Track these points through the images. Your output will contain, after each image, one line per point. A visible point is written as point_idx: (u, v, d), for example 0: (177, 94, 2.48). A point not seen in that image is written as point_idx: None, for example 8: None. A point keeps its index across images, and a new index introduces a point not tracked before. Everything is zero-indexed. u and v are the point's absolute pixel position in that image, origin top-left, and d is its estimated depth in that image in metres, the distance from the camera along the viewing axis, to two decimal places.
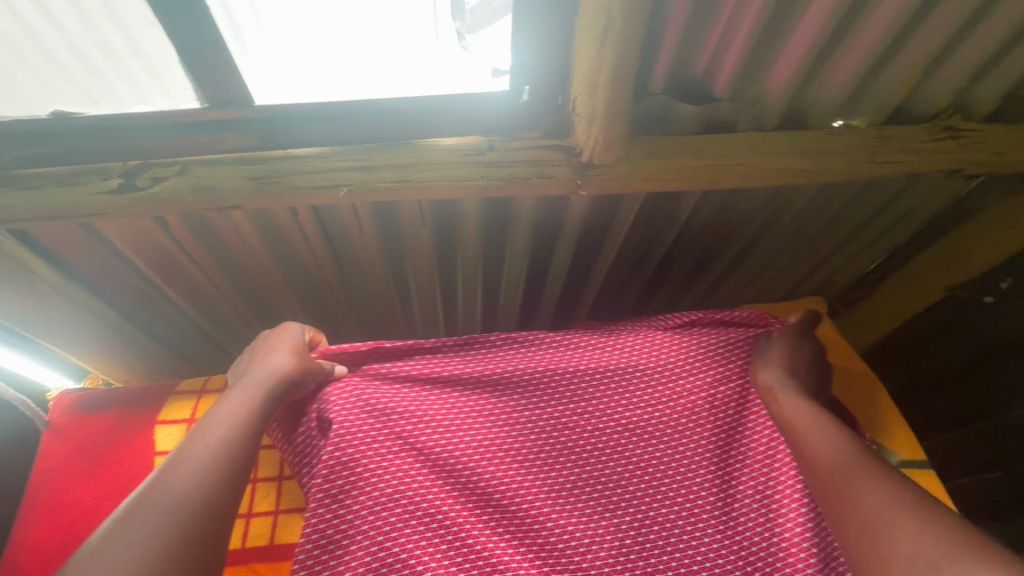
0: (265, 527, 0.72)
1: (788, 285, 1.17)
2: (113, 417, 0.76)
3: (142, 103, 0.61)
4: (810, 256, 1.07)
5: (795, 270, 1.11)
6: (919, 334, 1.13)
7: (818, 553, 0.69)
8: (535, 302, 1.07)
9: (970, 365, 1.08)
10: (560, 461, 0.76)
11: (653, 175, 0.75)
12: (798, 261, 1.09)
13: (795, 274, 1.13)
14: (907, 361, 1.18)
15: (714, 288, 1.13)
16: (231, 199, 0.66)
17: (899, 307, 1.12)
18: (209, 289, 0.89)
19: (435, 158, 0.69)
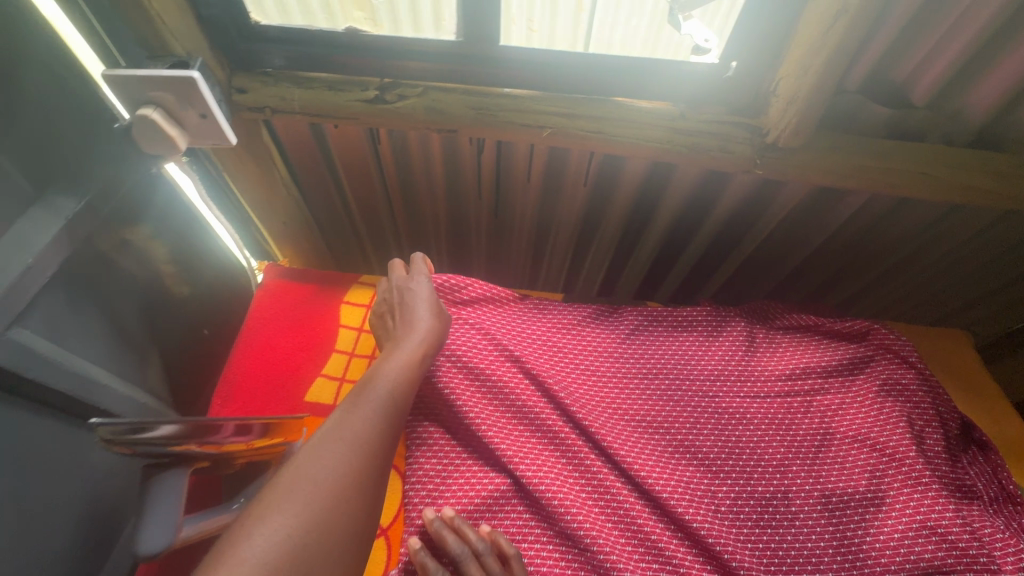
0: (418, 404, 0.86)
1: (929, 317, 1.12)
2: (311, 288, 0.92)
3: (412, 32, 0.74)
4: (965, 291, 1.02)
5: (942, 303, 1.07)
6: None
7: (918, 559, 0.69)
8: (659, 282, 1.13)
9: None
10: (663, 422, 0.83)
11: (829, 169, 0.78)
12: (949, 294, 1.04)
13: (941, 307, 1.08)
14: None
15: (847, 302, 1.12)
16: (454, 123, 0.78)
17: None
18: (388, 204, 1.03)
19: (628, 117, 0.77)
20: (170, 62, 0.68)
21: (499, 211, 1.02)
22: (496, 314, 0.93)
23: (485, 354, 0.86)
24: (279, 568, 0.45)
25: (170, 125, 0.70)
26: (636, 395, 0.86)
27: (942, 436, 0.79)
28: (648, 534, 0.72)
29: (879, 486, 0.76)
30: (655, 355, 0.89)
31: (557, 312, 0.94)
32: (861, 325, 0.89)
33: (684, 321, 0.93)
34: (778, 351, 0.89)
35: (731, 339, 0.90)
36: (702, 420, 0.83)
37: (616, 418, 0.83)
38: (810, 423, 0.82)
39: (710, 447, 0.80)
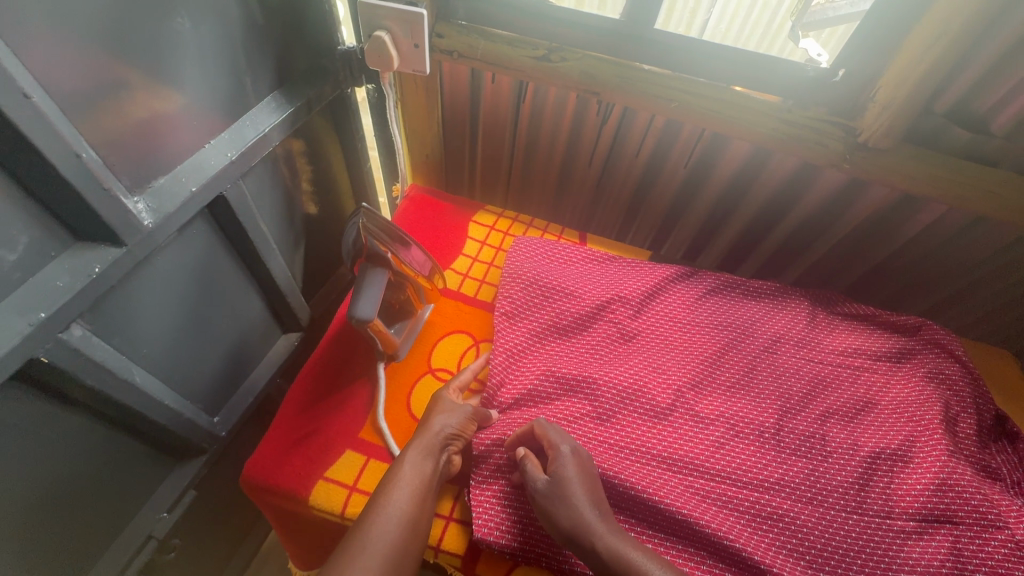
0: None
1: (989, 341, 1.20)
2: (449, 207, 1.12)
3: (586, 8, 0.94)
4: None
5: (1003, 328, 1.15)
6: None
7: (933, 508, 0.79)
8: (738, 258, 1.29)
9: None
10: (722, 367, 0.94)
11: (908, 173, 0.92)
12: (1011, 320, 1.13)
13: (1003, 333, 1.16)
14: None
15: (910, 310, 1.23)
16: (599, 86, 0.97)
17: None
18: (515, 154, 1.23)
19: (743, 104, 0.94)
20: (405, 2, 0.91)
21: (605, 176, 1.20)
22: (585, 254, 1.05)
23: (575, 283, 0.99)
24: None
25: (392, 48, 0.92)
26: (702, 341, 0.97)
27: (976, 423, 0.89)
28: (695, 444, 0.84)
29: (910, 448, 0.85)
30: (723, 310, 1.02)
31: (640, 262, 1.07)
32: (914, 321, 1.00)
33: (755, 289, 1.05)
34: (833, 331, 1.01)
35: (791, 314, 1.02)
36: (757, 373, 0.94)
37: (680, 355, 0.95)
38: (854, 391, 0.93)
39: (762, 389, 0.92)
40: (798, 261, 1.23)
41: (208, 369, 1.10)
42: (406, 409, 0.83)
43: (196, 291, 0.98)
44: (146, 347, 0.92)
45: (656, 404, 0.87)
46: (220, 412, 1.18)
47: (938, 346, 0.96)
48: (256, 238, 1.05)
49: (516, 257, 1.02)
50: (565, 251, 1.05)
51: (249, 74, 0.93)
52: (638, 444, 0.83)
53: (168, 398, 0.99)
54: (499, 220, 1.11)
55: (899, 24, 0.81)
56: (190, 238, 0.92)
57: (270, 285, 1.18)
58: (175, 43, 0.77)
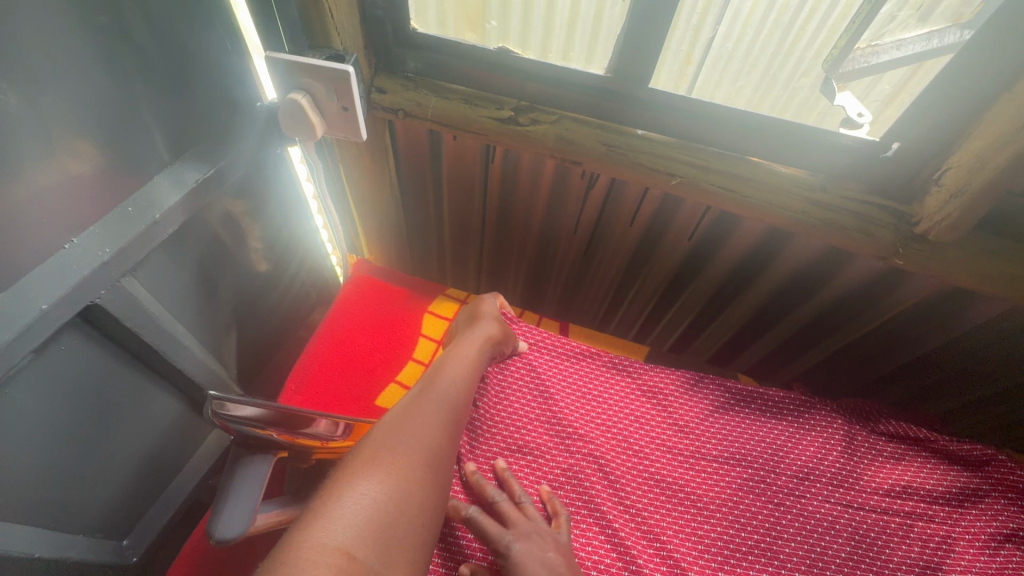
0: None
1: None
2: (402, 292, 0.92)
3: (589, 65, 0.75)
4: None
5: None
6: None
7: None
8: (745, 342, 1.08)
9: None
10: (732, 522, 0.73)
11: (979, 274, 0.71)
12: None
13: None
14: None
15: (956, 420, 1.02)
16: (581, 155, 0.77)
17: None
18: (478, 223, 1.03)
19: (761, 181, 0.74)
20: (328, 55, 0.71)
21: (589, 250, 1.00)
22: (553, 363, 0.86)
23: (545, 410, 0.80)
24: (397, 507, 0.48)
25: (313, 112, 0.72)
26: (706, 483, 0.76)
27: None
28: None
29: None
30: (735, 435, 0.81)
31: (625, 371, 0.87)
32: (979, 453, 0.79)
33: (774, 405, 0.84)
34: (876, 462, 0.80)
35: (821, 437, 0.81)
36: (779, 527, 0.72)
37: (677, 510, 0.73)
38: (907, 552, 0.72)
39: (789, 554, 0.70)
40: (823, 348, 1.01)
41: (104, 492, 0.90)
42: None
43: (78, 414, 0.78)
44: (2, 496, 0.72)
45: None
46: (131, 533, 0.99)
47: (1008, 485, 0.75)
48: (156, 340, 0.85)
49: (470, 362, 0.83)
50: (530, 356, 0.86)
51: (137, 146, 0.73)
52: None
53: (39, 547, 0.79)
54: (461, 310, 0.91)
55: (985, 88, 0.60)
56: (58, 357, 0.72)
57: (188, 382, 0.97)
58: (9, 129, 0.56)
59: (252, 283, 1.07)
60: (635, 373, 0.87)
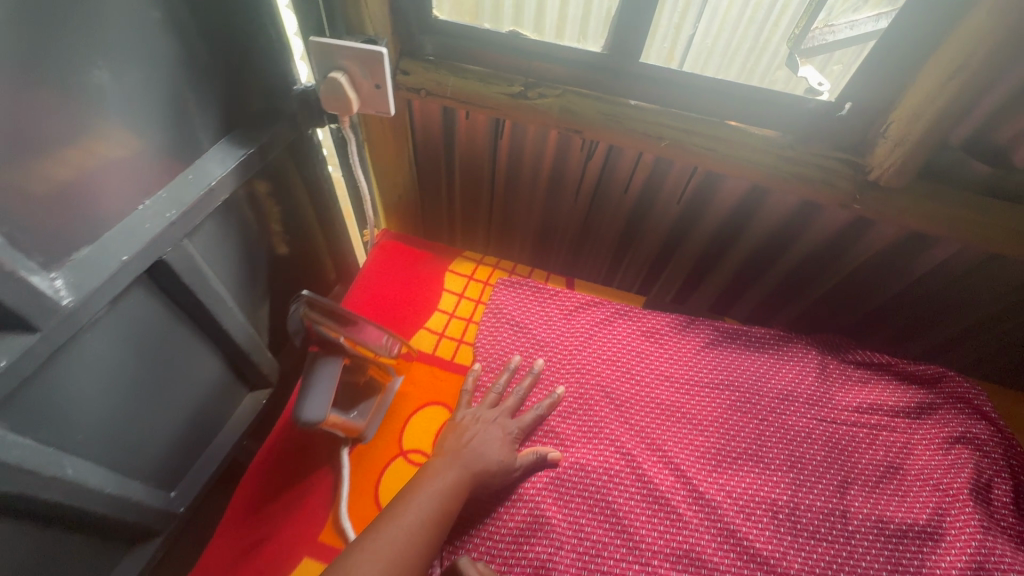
0: (470, 353, 0.90)
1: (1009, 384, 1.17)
2: (423, 256, 1.02)
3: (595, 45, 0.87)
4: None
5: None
6: None
7: None
8: (734, 296, 1.21)
9: None
10: (724, 435, 0.84)
11: (926, 215, 0.84)
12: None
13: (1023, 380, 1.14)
14: None
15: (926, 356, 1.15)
16: (582, 124, 0.89)
17: None
18: (487, 192, 1.14)
19: (737, 141, 0.86)
20: (363, 39, 0.82)
21: (590, 215, 1.11)
22: (560, 308, 0.96)
23: (556, 350, 0.91)
24: None
25: (351, 89, 0.83)
26: (700, 405, 0.87)
27: (1010, 490, 0.80)
28: (697, 535, 0.73)
29: (941, 523, 0.76)
30: (725, 365, 0.92)
31: (626, 313, 0.97)
32: (934, 372, 0.90)
33: (758, 339, 0.95)
34: (847, 384, 0.91)
35: (799, 365, 0.92)
36: (764, 438, 0.84)
37: (676, 427, 0.84)
38: (874, 454, 0.83)
39: (773, 459, 0.82)
40: (803, 296, 1.13)
41: (157, 443, 0.99)
42: (374, 501, 0.72)
43: (140, 365, 0.88)
44: (79, 433, 0.81)
45: (648, 495, 0.76)
46: (178, 486, 1.08)
47: (956, 397, 0.87)
48: (206, 301, 0.95)
49: (486, 311, 0.94)
50: (539, 304, 0.96)
51: (192, 123, 0.83)
52: (634, 541, 0.73)
53: (109, 484, 0.88)
54: (477, 269, 1.02)
55: (918, 53, 0.73)
56: (128, 310, 0.82)
57: (229, 344, 1.07)
58: (96, 96, 0.67)
59: (282, 257, 1.17)
60: (635, 315, 0.96)
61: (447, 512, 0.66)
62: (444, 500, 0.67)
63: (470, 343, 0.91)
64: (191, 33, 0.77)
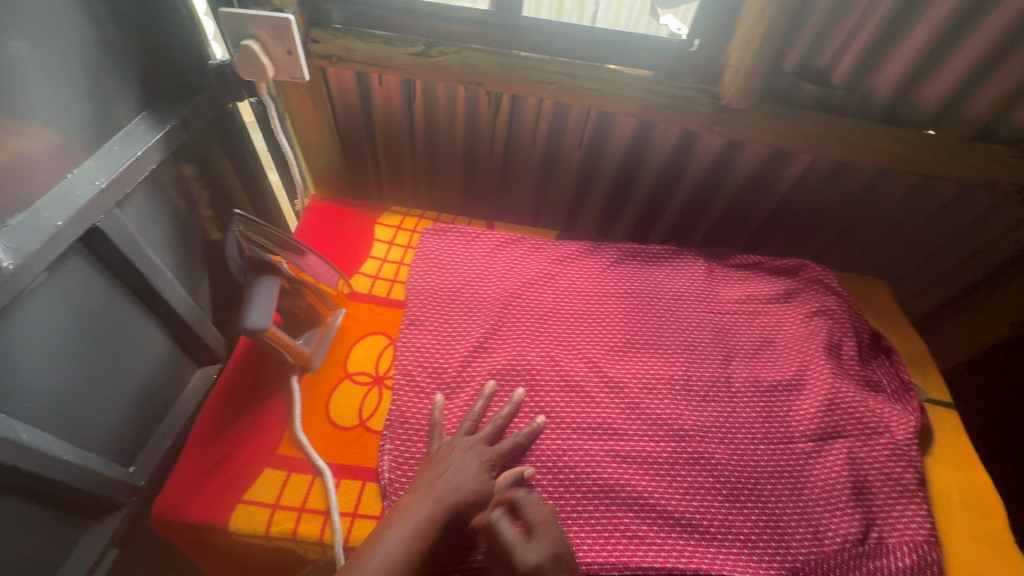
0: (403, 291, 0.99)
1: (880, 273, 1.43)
2: (353, 213, 1.11)
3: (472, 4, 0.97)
4: (904, 249, 1.32)
5: (889, 265, 1.39)
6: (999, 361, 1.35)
7: (819, 427, 0.87)
8: (647, 226, 1.38)
9: None
10: (631, 333, 0.97)
11: (775, 130, 1.02)
12: (892, 257, 1.36)
13: (888, 266, 1.40)
14: None
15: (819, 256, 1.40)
16: (482, 77, 1.00)
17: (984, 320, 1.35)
18: (409, 148, 1.26)
19: (614, 80, 1.00)
20: (271, 8, 0.90)
21: (507, 157, 1.25)
22: (481, 245, 1.06)
23: (481, 278, 1.01)
24: None
25: (264, 56, 0.90)
26: (609, 311, 1.00)
27: (856, 346, 0.98)
28: (610, 411, 0.87)
29: (803, 377, 0.93)
30: (629, 278, 1.05)
31: (541, 244, 1.09)
32: (795, 264, 1.09)
33: (655, 255, 1.10)
34: (730, 282, 1.07)
35: (689, 272, 1.08)
36: (663, 331, 0.98)
37: (590, 330, 0.97)
38: (752, 334, 1.00)
39: (671, 346, 0.96)
40: (705, 216, 1.32)
41: (110, 416, 1.02)
42: (324, 417, 0.81)
43: (84, 335, 0.91)
44: (29, 401, 0.84)
45: (567, 385, 0.89)
46: (136, 462, 1.11)
47: (811, 280, 1.06)
48: (146, 272, 0.99)
49: (414, 253, 1.04)
50: (462, 243, 1.06)
51: (113, 97, 0.87)
52: (558, 422, 0.85)
53: (66, 452, 0.91)
54: (405, 219, 1.11)
55: None
56: (67, 279, 0.85)
57: (174, 317, 1.11)
58: (14, 68, 0.71)
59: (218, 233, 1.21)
60: (549, 246, 1.08)
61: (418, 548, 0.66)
62: (415, 542, 0.66)
63: (401, 283, 1.00)
64: (101, 8, 0.82)
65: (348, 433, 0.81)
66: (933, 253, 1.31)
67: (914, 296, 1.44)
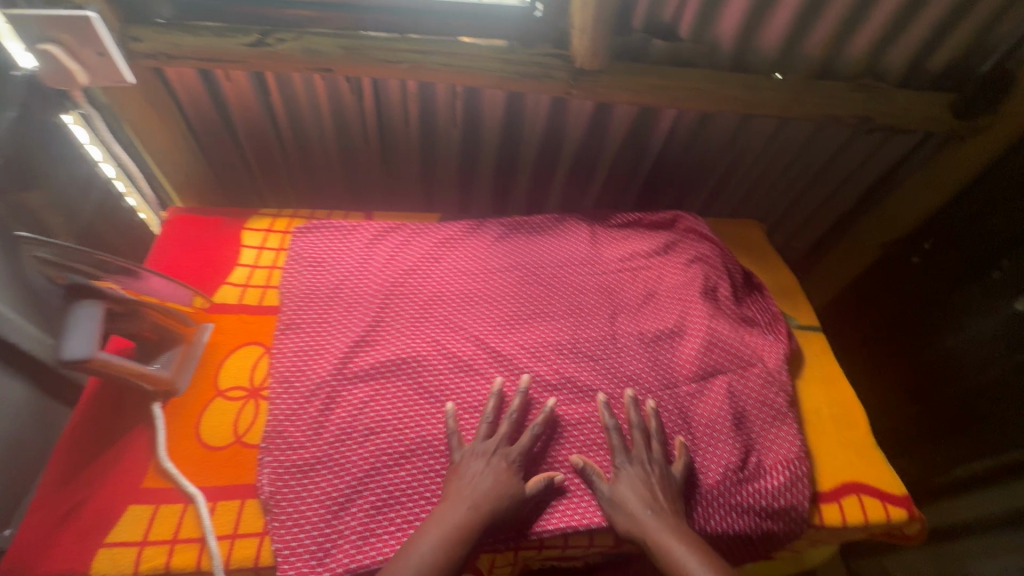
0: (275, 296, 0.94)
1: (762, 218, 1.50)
2: (218, 221, 1.04)
3: None
4: (777, 192, 1.40)
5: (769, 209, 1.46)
6: (872, 284, 1.47)
7: (700, 368, 0.91)
8: (539, 199, 1.38)
9: (905, 288, 1.38)
10: (517, 304, 0.98)
11: (633, 88, 1.04)
12: (770, 202, 1.43)
13: (769, 211, 1.46)
14: (879, 300, 1.45)
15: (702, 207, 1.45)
16: (330, 61, 0.95)
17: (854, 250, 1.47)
18: (277, 146, 1.19)
19: (466, 53, 0.98)
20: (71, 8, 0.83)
21: (385, 143, 1.21)
22: (359, 237, 1.03)
23: (361, 272, 0.98)
24: None
25: (69, 59, 0.84)
26: (495, 286, 1.00)
27: (730, 286, 1.03)
28: (499, 385, 0.87)
29: (683, 322, 0.97)
30: (513, 251, 1.05)
31: (422, 229, 1.06)
32: (671, 216, 1.12)
33: (538, 224, 1.10)
34: (613, 241, 1.10)
35: (573, 237, 1.09)
36: (550, 298, 0.99)
37: (476, 308, 0.96)
38: (636, 288, 1.03)
39: (558, 312, 0.97)
40: (591, 181, 1.34)
41: None
42: (193, 440, 0.77)
43: None
44: None
45: (454, 367, 0.88)
46: None
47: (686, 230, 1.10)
48: None
49: (286, 254, 0.99)
50: (337, 238, 1.02)
51: None
52: (447, 405, 0.84)
53: None
54: (276, 222, 1.05)
55: None
56: None
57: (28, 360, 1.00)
58: None
59: None
60: (430, 229, 1.06)
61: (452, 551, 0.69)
62: (442, 542, 0.69)
63: (274, 287, 0.95)
64: None
65: (221, 453, 0.77)
66: (803, 192, 1.39)
67: (795, 235, 1.54)
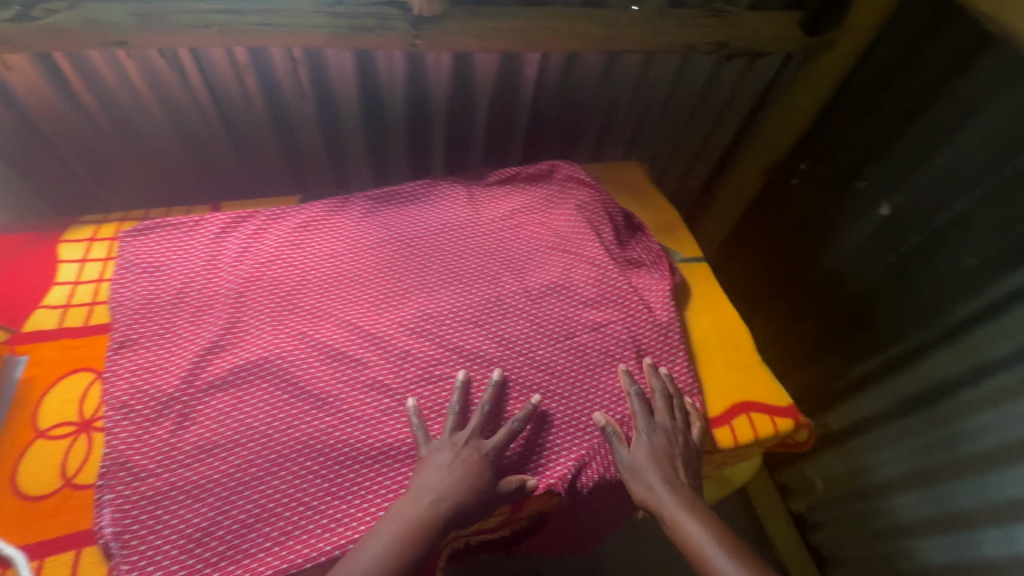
0: (104, 313, 0.82)
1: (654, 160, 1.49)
2: (25, 235, 0.89)
3: None
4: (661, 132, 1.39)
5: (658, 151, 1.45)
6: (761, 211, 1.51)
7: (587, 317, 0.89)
8: (421, 166, 1.30)
9: (789, 212, 1.42)
10: (393, 280, 0.90)
11: (480, 33, 0.98)
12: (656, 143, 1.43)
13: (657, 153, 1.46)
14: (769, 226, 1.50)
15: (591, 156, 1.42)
16: (119, 33, 0.85)
17: (742, 179, 1.50)
18: (100, 142, 1.04)
19: (284, 9, 0.88)
20: None
21: (230, 124, 1.08)
22: (203, 231, 0.91)
23: (208, 270, 0.87)
24: None
25: None
26: (367, 264, 0.92)
27: (613, 230, 1.01)
28: (377, 368, 0.80)
29: (569, 273, 0.94)
30: (385, 224, 0.98)
31: (279, 213, 0.96)
32: (549, 165, 1.08)
33: (411, 193, 1.02)
34: (492, 200, 1.04)
35: (450, 201, 1.03)
36: (428, 269, 0.93)
37: (347, 291, 0.88)
38: (519, 245, 0.98)
39: (438, 282, 0.91)
40: (470, 141, 1.27)
41: None
42: (9, 495, 0.67)
43: None
44: None
45: (324, 357, 0.80)
46: None
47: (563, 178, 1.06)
48: None
49: (113, 262, 0.86)
50: (177, 236, 0.90)
51: None
52: (319, 400, 0.77)
53: None
54: (100, 228, 0.91)
55: None
56: None
57: None
58: None
59: None
60: (288, 213, 0.96)
61: (417, 546, 0.66)
62: (410, 540, 0.65)
63: (102, 301, 0.83)
64: None
65: (45, 504, 0.67)
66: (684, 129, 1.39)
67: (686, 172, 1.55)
